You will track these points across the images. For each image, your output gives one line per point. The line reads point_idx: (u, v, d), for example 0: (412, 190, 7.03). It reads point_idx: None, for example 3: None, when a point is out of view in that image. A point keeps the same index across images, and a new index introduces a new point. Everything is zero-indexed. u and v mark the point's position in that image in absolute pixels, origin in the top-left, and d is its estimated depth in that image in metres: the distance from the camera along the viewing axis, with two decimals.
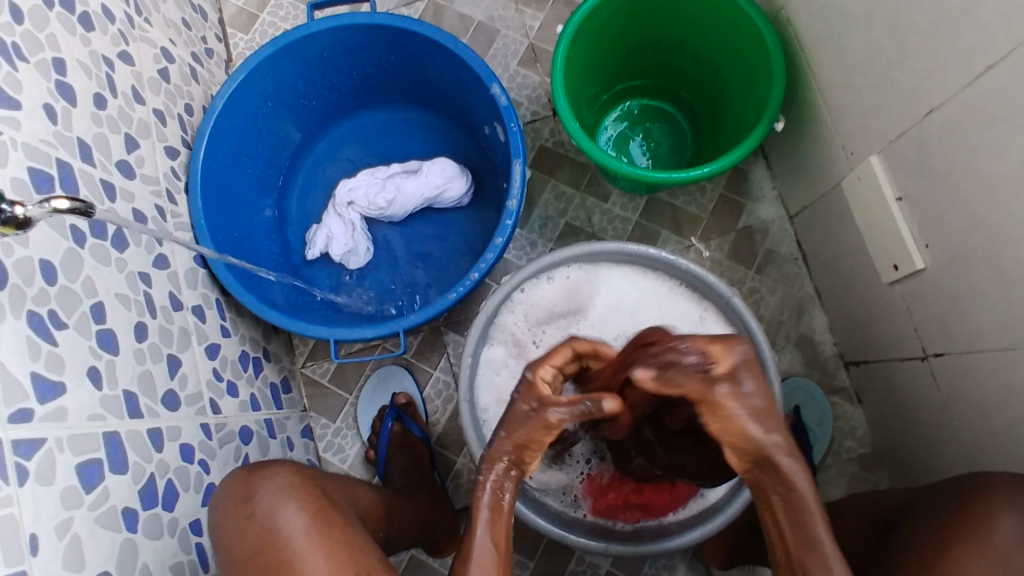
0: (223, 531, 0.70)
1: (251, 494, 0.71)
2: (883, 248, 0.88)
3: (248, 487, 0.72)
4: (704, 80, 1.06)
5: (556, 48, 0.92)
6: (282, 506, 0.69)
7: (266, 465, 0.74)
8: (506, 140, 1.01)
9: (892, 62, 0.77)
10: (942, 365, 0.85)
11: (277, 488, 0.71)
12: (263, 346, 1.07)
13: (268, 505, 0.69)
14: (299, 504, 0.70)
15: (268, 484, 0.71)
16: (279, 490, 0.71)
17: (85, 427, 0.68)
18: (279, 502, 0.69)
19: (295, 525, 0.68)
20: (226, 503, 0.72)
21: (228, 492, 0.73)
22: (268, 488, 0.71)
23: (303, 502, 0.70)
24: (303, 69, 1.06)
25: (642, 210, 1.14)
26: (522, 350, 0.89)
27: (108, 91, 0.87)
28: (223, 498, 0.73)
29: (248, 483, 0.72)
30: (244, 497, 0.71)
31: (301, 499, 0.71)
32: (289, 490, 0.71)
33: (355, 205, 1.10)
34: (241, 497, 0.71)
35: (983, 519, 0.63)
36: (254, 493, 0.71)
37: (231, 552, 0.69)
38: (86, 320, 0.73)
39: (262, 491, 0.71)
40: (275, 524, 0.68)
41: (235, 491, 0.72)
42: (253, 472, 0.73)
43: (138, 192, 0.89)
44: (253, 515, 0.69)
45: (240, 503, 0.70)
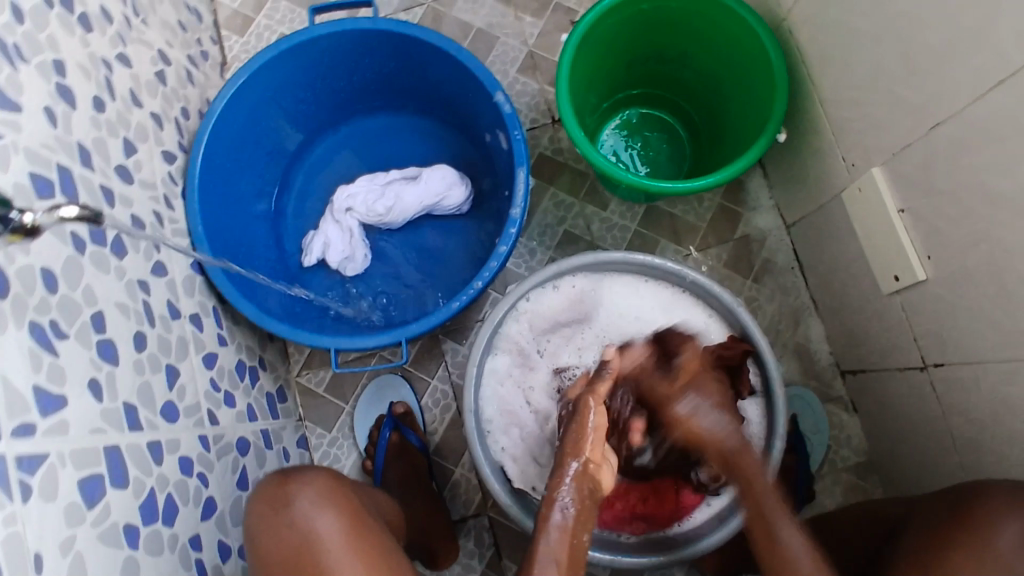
0: (256, 535, 0.69)
1: (287, 501, 0.69)
2: (883, 260, 0.89)
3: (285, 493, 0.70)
4: (704, 91, 1.07)
5: (562, 56, 0.92)
6: (322, 516, 0.68)
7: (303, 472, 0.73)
8: (508, 147, 1.00)
9: (895, 77, 0.78)
10: (940, 375, 0.86)
11: (315, 496, 0.70)
12: (259, 354, 1.05)
13: (308, 513, 0.68)
14: (338, 512, 0.69)
15: (307, 492, 0.70)
16: (318, 498, 0.69)
17: (87, 441, 0.66)
18: (318, 509, 0.69)
19: (332, 530, 0.67)
20: (262, 508, 0.70)
21: (261, 498, 0.71)
22: (307, 496, 0.69)
23: (337, 510, 0.69)
24: (303, 74, 1.04)
25: (640, 219, 1.14)
26: (526, 359, 0.89)
27: (107, 94, 0.85)
28: (257, 503, 0.71)
29: (283, 490, 0.70)
30: (281, 504, 0.69)
31: (338, 508, 0.70)
32: (327, 499, 0.70)
33: (353, 211, 1.09)
34: (279, 502, 0.69)
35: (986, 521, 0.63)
36: (292, 500, 0.69)
37: (264, 557, 0.67)
38: (86, 330, 0.71)
39: (301, 499, 0.69)
40: (312, 532, 0.67)
41: (269, 497, 0.70)
42: (287, 479, 0.72)
43: (136, 197, 0.87)
44: (292, 524, 0.68)
45: (275, 510, 0.69)
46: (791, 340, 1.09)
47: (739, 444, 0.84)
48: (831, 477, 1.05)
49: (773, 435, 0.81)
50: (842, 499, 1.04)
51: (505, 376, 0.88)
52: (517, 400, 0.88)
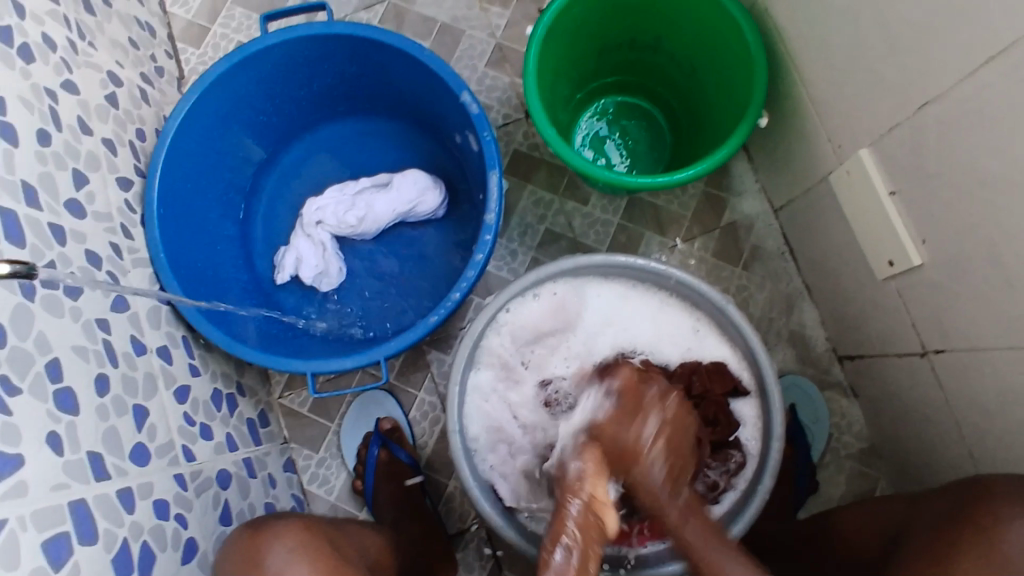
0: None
1: (259, 560, 0.66)
2: (876, 244, 0.86)
3: (255, 552, 0.67)
4: (680, 76, 1.02)
5: (528, 51, 0.88)
6: (296, 571, 0.65)
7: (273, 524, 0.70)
8: (479, 149, 0.96)
9: (879, 56, 0.74)
10: (942, 362, 0.82)
11: (289, 550, 0.67)
12: (237, 380, 1.02)
13: (282, 570, 0.65)
14: (312, 567, 0.66)
15: (279, 548, 0.67)
16: (290, 554, 0.67)
17: (48, 500, 0.63)
18: (292, 564, 0.66)
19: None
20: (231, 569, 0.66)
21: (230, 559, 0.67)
22: (280, 551, 0.66)
23: (312, 561, 0.67)
24: (260, 85, 1.00)
25: (623, 211, 1.10)
26: (510, 372, 0.85)
27: (53, 125, 0.80)
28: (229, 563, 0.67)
29: (254, 547, 0.67)
30: (252, 563, 0.66)
31: (312, 559, 0.67)
32: (302, 552, 0.67)
33: (324, 224, 1.05)
34: (250, 562, 0.66)
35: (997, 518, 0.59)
36: (263, 558, 0.66)
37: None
38: (40, 381, 0.67)
39: (274, 556, 0.66)
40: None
41: (240, 556, 0.67)
42: (257, 534, 0.69)
43: (91, 231, 0.83)
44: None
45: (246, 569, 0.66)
46: (785, 328, 1.06)
47: (735, 448, 0.80)
48: (834, 466, 1.02)
49: (769, 437, 0.76)
50: (846, 487, 1.01)
51: (490, 391, 0.84)
52: (504, 415, 0.84)
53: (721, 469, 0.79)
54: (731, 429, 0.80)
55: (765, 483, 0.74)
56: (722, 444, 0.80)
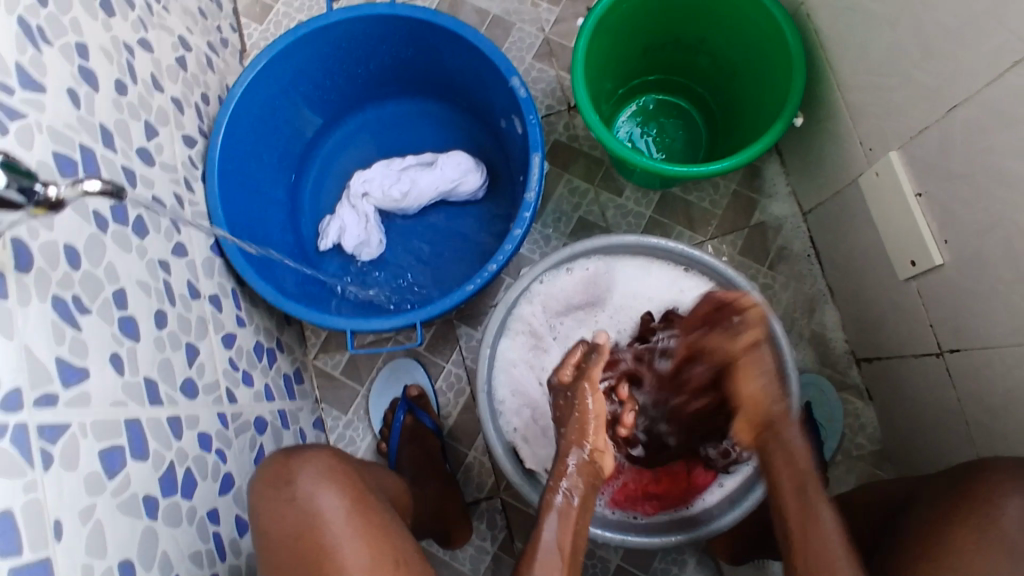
0: (260, 516, 0.69)
1: (290, 476, 0.70)
2: (901, 245, 0.88)
3: (286, 470, 0.71)
4: (720, 77, 1.07)
5: (578, 41, 0.93)
6: (326, 491, 0.69)
7: (301, 447, 0.73)
8: (524, 132, 1.01)
9: (912, 60, 0.78)
10: (957, 362, 0.85)
11: (317, 472, 0.70)
12: (277, 337, 1.07)
13: (311, 489, 0.69)
14: (340, 489, 0.70)
15: (309, 468, 0.71)
16: (319, 474, 0.70)
17: (108, 412, 0.68)
18: (320, 486, 0.69)
19: (336, 510, 0.68)
20: (264, 486, 0.71)
21: (262, 476, 0.72)
22: (310, 472, 0.70)
23: (340, 485, 0.70)
24: (321, 59, 1.06)
25: (655, 205, 1.14)
26: (539, 342, 0.89)
27: (129, 78, 0.87)
28: (261, 480, 0.71)
29: (284, 467, 0.71)
30: (283, 480, 0.70)
31: (341, 484, 0.70)
32: (330, 475, 0.71)
33: (369, 196, 1.11)
34: (281, 480, 0.70)
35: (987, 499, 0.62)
36: (294, 476, 0.70)
37: (266, 533, 0.69)
38: (108, 306, 0.73)
39: (302, 474, 0.70)
40: (317, 509, 0.68)
41: (272, 475, 0.71)
42: (290, 456, 0.73)
43: (157, 179, 0.90)
44: (294, 499, 0.68)
45: (277, 486, 0.69)
46: (806, 328, 1.08)
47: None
48: (844, 465, 1.05)
49: None
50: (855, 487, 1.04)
51: (520, 358, 0.88)
52: (530, 381, 0.88)
53: (734, 441, 0.82)
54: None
55: None
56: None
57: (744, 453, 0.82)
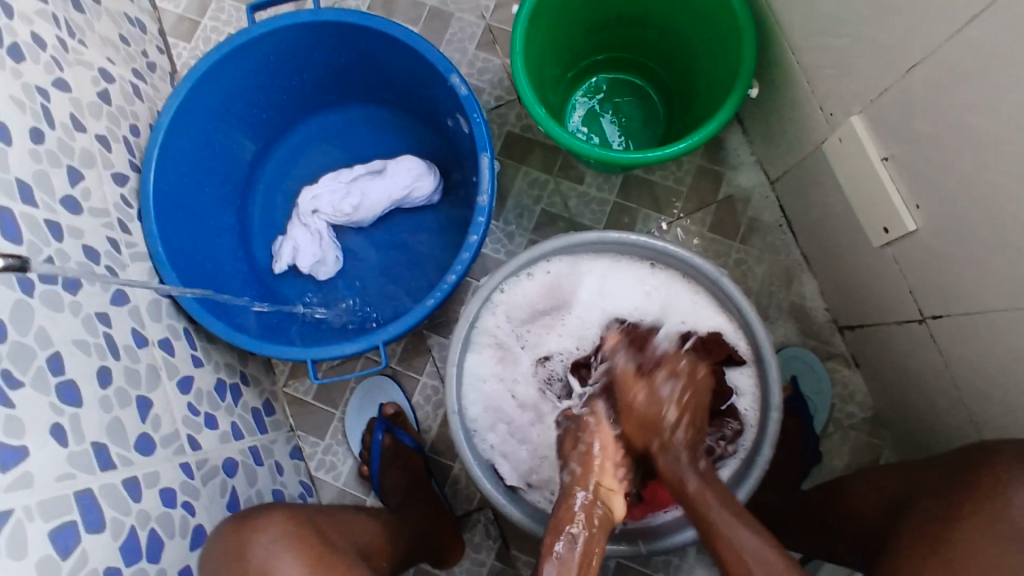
0: None
1: (244, 549, 0.67)
2: (871, 212, 0.84)
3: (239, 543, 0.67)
4: (670, 50, 1.02)
5: (514, 31, 0.88)
6: (281, 558, 0.66)
7: (252, 518, 0.70)
8: (470, 131, 0.96)
9: (863, 20, 0.73)
10: (942, 328, 0.82)
11: (272, 540, 0.67)
12: (240, 370, 1.03)
13: (267, 556, 0.65)
14: (296, 556, 0.66)
15: (263, 537, 0.67)
16: (274, 542, 0.67)
17: (55, 489, 0.64)
18: (276, 555, 0.66)
19: None
20: (217, 562, 0.67)
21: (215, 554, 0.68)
22: (264, 541, 0.67)
23: (297, 550, 0.67)
24: (251, 76, 1.00)
25: (619, 189, 1.10)
26: (507, 353, 0.85)
27: (46, 124, 0.83)
28: (214, 557, 0.68)
29: (239, 538, 0.68)
30: (236, 553, 0.66)
31: (298, 549, 0.67)
32: (286, 542, 0.67)
33: (320, 213, 1.06)
34: (234, 554, 0.66)
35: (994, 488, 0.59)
36: (247, 547, 0.66)
37: None
38: (43, 375, 0.69)
39: (256, 545, 0.67)
40: None
41: (225, 549, 0.67)
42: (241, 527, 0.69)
43: (87, 227, 0.85)
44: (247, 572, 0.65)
45: (230, 560, 0.66)
46: (785, 301, 1.05)
47: (734, 416, 0.80)
48: (837, 436, 1.02)
49: (768, 407, 0.77)
50: (850, 456, 1.01)
51: (489, 372, 0.85)
52: (503, 395, 0.84)
53: (717, 435, 0.78)
54: (726, 397, 0.79)
55: (764, 452, 0.75)
56: (718, 412, 0.79)
57: (728, 446, 0.79)
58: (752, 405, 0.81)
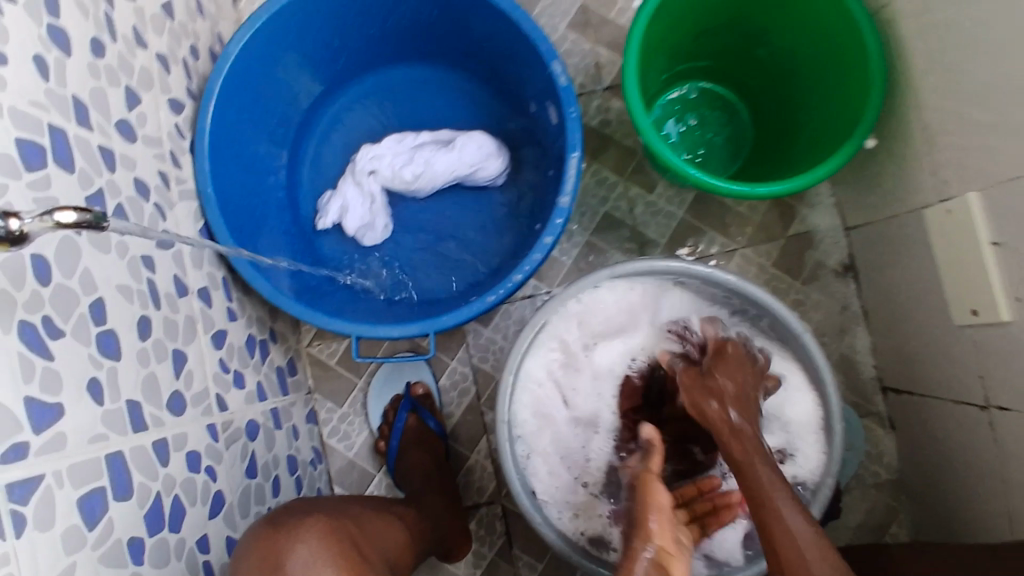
0: None
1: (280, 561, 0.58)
2: (963, 290, 0.81)
3: (272, 550, 0.59)
4: (776, 74, 0.96)
5: (632, 28, 0.82)
6: None
7: (289, 520, 0.62)
8: (559, 123, 0.90)
9: (1015, 102, 0.68)
10: (1006, 421, 0.79)
11: (311, 555, 0.59)
12: (270, 326, 0.98)
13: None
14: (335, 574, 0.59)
15: (299, 552, 0.59)
16: (312, 559, 0.59)
17: (86, 450, 0.60)
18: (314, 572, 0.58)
19: None
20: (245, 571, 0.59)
21: (244, 556, 0.59)
22: (302, 556, 0.58)
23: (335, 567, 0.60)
24: (332, 17, 0.93)
25: (689, 205, 1.05)
26: (570, 360, 0.83)
27: (107, 35, 0.75)
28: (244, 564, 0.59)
29: (274, 547, 0.59)
30: (271, 564, 0.58)
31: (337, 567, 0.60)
32: (324, 558, 0.59)
33: (377, 174, 1.00)
34: (268, 564, 0.58)
35: None
36: (285, 560, 0.58)
37: None
38: (84, 322, 0.64)
39: (294, 560, 0.58)
40: None
41: (256, 557, 0.59)
42: (277, 529, 0.61)
43: (139, 156, 0.78)
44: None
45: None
46: (834, 351, 1.03)
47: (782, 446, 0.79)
48: (858, 493, 1.02)
49: (824, 472, 0.75)
50: (866, 516, 1.01)
51: (545, 375, 0.83)
52: (554, 402, 0.83)
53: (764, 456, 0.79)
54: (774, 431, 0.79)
55: (813, 514, 0.74)
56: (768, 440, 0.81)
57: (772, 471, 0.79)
58: (813, 449, 0.78)
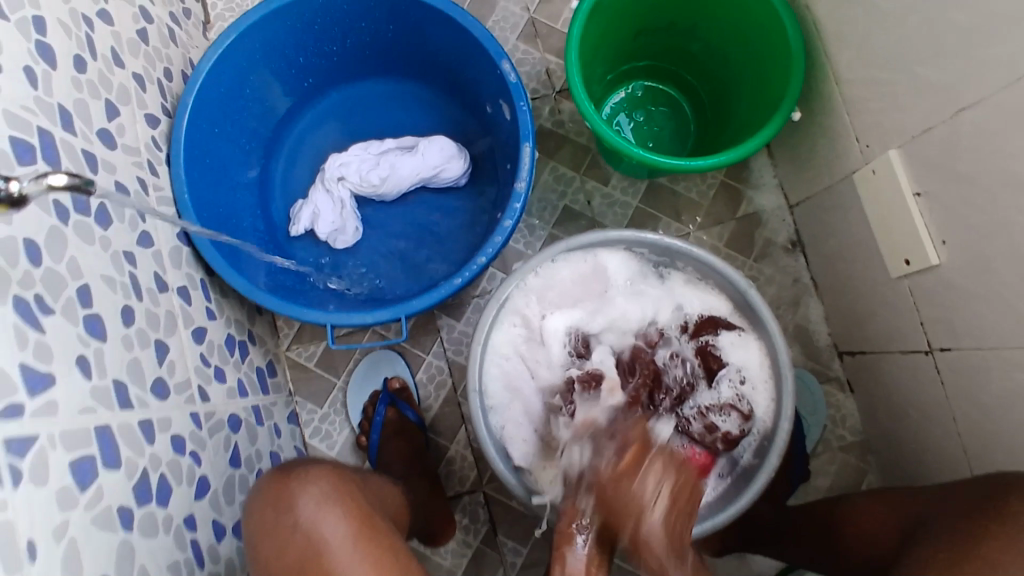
0: (260, 539, 0.68)
1: (291, 502, 0.68)
2: (895, 244, 0.87)
3: (285, 492, 0.69)
4: (710, 67, 1.04)
5: (573, 24, 0.89)
6: (328, 516, 0.67)
7: (300, 467, 0.71)
8: (513, 118, 0.97)
9: (920, 63, 0.75)
10: (946, 360, 0.84)
11: (319, 495, 0.68)
12: (248, 329, 1.02)
13: (313, 513, 0.67)
14: (343, 511, 0.68)
15: (309, 492, 0.68)
16: (322, 498, 0.68)
17: (76, 421, 0.63)
18: (324, 510, 0.68)
19: (339, 534, 0.66)
20: (262, 509, 0.69)
21: (260, 501, 0.69)
22: (311, 496, 0.68)
23: (343, 505, 0.69)
24: (296, 34, 1.00)
25: (642, 195, 1.12)
26: (532, 334, 0.87)
27: (88, 52, 0.80)
28: (261, 506, 0.69)
29: (286, 489, 0.69)
30: (284, 504, 0.68)
31: (344, 504, 0.69)
32: (333, 497, 0.69)
33: (345, 180, 1.05)
34: (281, 504, 0.68)
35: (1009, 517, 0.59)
36: (295, 500, 0.68)
37: (268, 561, 0.67)
38: (72, 305, 0.67)
39: (304, 498, 0.68)
40: (320, 533, 0.66)
41: (270, 498, 0.69)
42: (288, 476, 0.70)
43: (120, 163, 0.83)
44: (296, 525, 0.67)
45: (279, 512, 0.68)
46: (790, 322, 1.08)
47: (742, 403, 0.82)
48: (825, 457, 1.06)
49: (778, 416, 0.80)
50: (835, 478, 1.05)
51: (510, 350, 0.87)
52: (522, 374, 0.87)
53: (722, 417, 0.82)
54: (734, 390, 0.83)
55: (771, 459, 0.77)
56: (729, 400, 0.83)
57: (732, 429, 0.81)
58: (765, 401, 0.83)
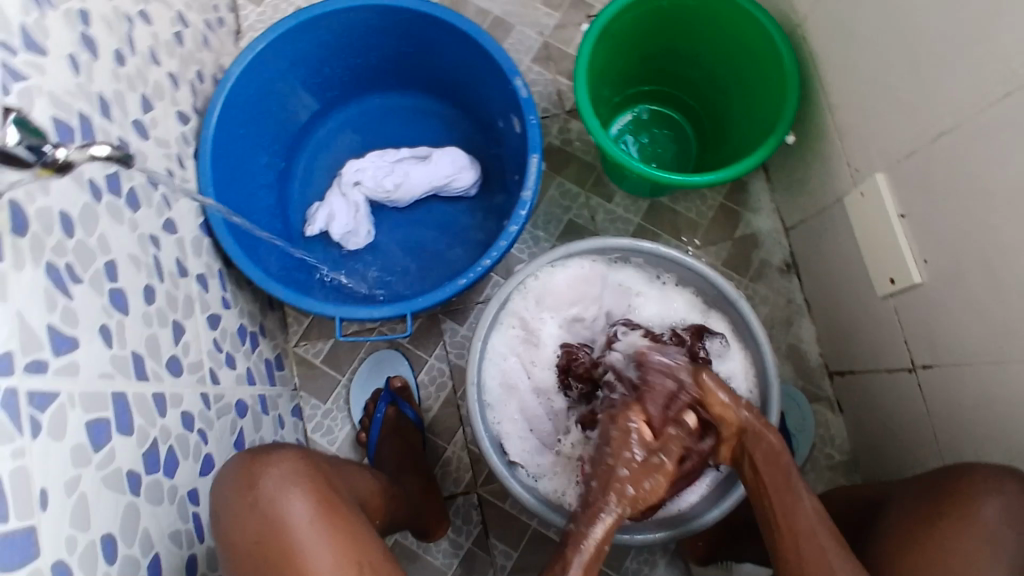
0: (225, 522, 0.69)
1: (256, 483, 0.70)
2: (881, 263, 0.91)
3: (250, 473, 0.71)
4: (712, 92, 1.10)
5: (583, 44, 0.94)
6: (290, 495, 0.69)
7: (266, 450, 0.73)
8: (522, 132, 1.02)
9: (905, 89, 0.80)
10: (928, 376, 0.87)
11: (281, 475, 0.70)
12: (260, 322, 1.06)
13: (274, 492, 0.69)
14: (304, 492, 0.70)
15: (272, 473, 0.70)
16: (283, 478, 0.70)
17: (95, 384, 0.67)
18: (285, 489, 0.69)
19: (300, 514, 0.68)
20: (228, 488, 0.70)
21: (228, 482, 0.71)
22: (273, 476, 0.70)
23: (306, 486, 0.71)
24: (321, 46, 1.06)
25: (644, 213, 1.16)
26: (530, 335, 0.91)
27: (128, 48, 0.86)
28: (226, 488, 0.71)
29: (250, 471, 0.71)
30: (247, 484, 0.70)
31: (305, 485, 0.71)
32: (294, 478, 0.71)
33: (361, 185, 1.10)
34: (245, 484, 0.70)
35: (967, 502, 0.63)
36: (258, 481, 0.70)
37: (233, 541, 0.68)
38: (98, 277, 0.72)
39: (266, 479, 0.70)
40: (280, 513, 0.68)
41: (237, 478, 0.71)
42: (255, 459, 0.72)
43: (151, 152, 0.88)
44: (257, 504, 0.68)
45: (242, 493, 0.69)
46: (783, 341, 1.12)
47: None
48: (813, 474, 1.08)
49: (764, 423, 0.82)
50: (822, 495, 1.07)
51: (508, 350, 0.91)
52: (519, 373, 0.90)
53: None
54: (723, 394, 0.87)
55: None
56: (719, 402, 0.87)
57: None
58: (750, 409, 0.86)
